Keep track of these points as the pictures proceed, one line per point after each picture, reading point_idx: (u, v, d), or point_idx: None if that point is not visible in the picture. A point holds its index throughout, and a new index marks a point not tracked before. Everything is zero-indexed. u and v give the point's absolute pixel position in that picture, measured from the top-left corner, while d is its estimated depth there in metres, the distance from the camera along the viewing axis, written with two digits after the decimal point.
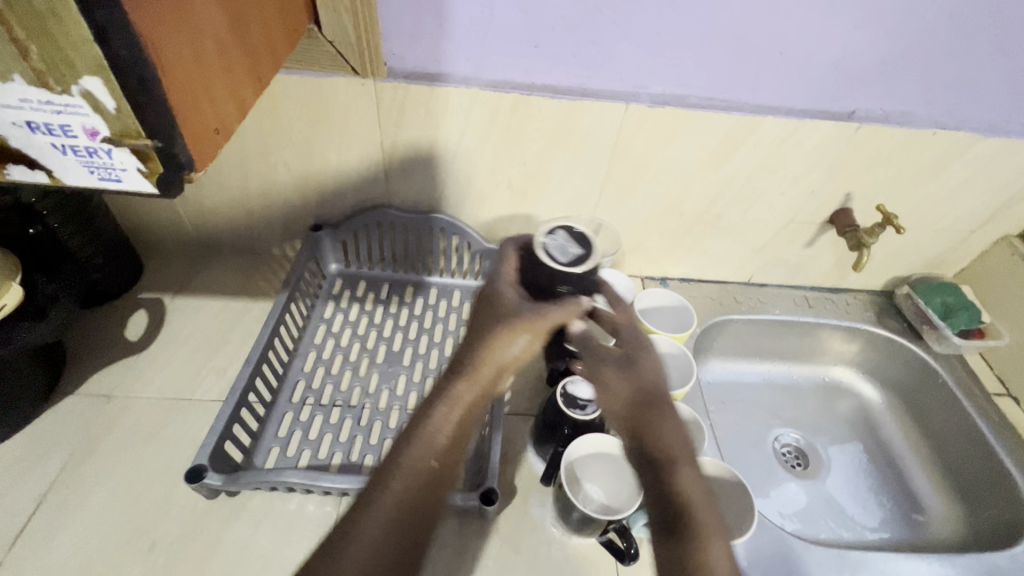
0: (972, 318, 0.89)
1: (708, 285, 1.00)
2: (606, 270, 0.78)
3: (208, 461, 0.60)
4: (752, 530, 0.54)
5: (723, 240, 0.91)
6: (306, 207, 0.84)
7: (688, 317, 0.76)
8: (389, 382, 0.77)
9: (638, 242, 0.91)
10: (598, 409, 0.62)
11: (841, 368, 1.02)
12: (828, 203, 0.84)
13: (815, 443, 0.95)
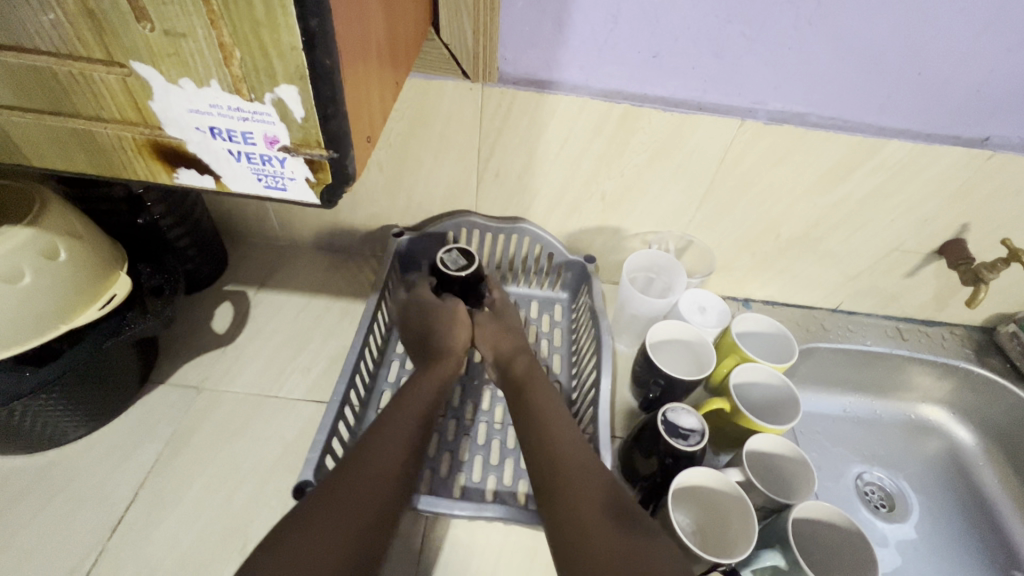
0: None
1: (793, 309, 0.95)
2: (697, 291, 0.77)
3: (311, 476, 0.58)
4: None
5: (818, 265, 0.87)
6: (392, 209, 0.83)
7: (788, 345, 0.72)
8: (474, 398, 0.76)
9: (727, 261, 0.87)
10: (702, 440, 0.59)
11: (927, 407, 0.96)
12: (941, 233, 0.79)
13: (902, 485, 0.89)
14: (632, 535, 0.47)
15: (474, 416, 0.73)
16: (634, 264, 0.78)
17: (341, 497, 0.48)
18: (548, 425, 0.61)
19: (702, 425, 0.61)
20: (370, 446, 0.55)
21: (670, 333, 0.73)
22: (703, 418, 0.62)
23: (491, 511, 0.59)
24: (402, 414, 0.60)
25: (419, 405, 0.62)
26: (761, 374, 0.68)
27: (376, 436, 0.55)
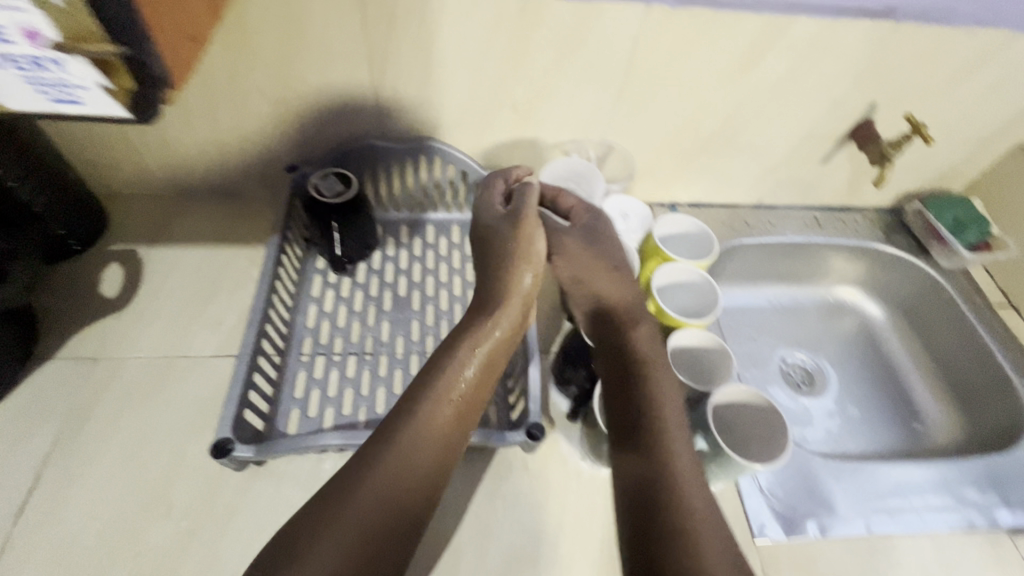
0: (982, 231, 0.89)
1: (718, 208, 0.95)
2: (618, 198, 0.76)
3: (231, 433, 0.54)
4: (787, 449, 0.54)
5: (738, 160, 0.86)
6: (287, 141, 0.76)
7: (707, 241, 0.73)
8: (403, 329, 0.72)
9: (649, 165, 0.86)
10: None
11: (843, 288, 1.02)
12: (850, 115, 0.79)
13: (821, 363, 0.96)
14: (704, 524, 0.43)
15: (402, 349, 0.70)
16: (552, 179, 0.75)
17: (341, 535, 0.41)
18: (654, 401, 0.52)
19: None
20: (392, 459, 0.45)
21: None
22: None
23: None
24: (435, 404, 0.49)
25: (455, 392, 0.51)
26: (681, 271, 0.69)
27: (402, 450, 0.46)
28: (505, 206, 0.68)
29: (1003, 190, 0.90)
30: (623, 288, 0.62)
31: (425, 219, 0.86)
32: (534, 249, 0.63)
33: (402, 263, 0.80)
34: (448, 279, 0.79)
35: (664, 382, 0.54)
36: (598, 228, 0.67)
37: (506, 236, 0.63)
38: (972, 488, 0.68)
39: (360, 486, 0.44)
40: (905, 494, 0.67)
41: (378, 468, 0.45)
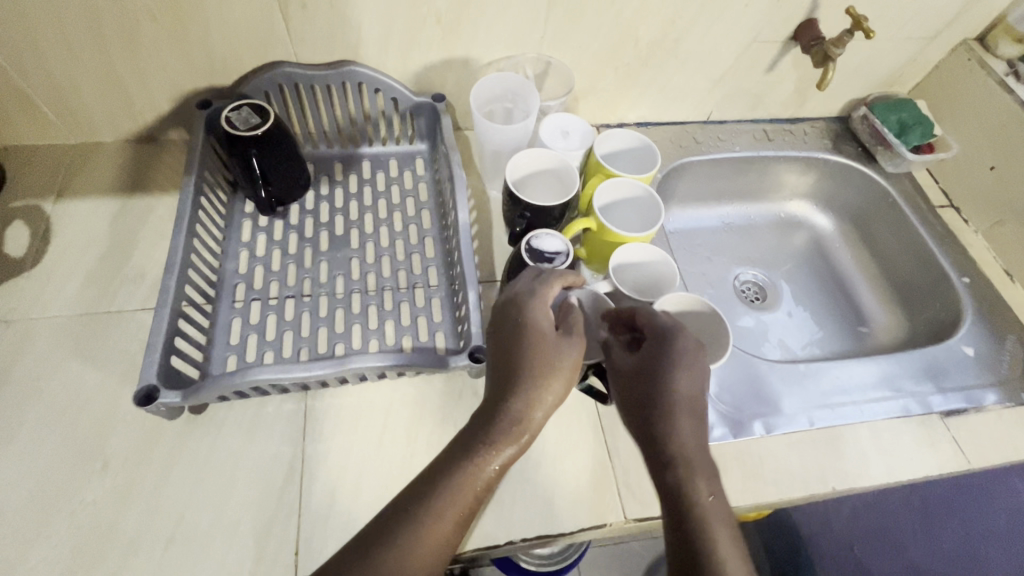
0: (925, 133, 0.88)
1: (668, 127, 0.93)
2: (560, 116, 0.72)
3: (157, 380, 0.51)
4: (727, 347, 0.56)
5: (682, 72, 0.83)
6: (195, 74, 0.69)
7: (649, 155, 0.71)
8: (342, 268, 0.69)
9: (591, 82, 0.82)
10: (565, 260, 0.59)
11: (795, 202, 1.02)
12: (794, 15, 0.76)
13: (773, 279, 0.97)
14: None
15: (343, 289, 0.68)
16: (484, 97, 0.72)
17: None
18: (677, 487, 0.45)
19: (565, 245, 0.60)
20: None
21: (532, 165, 0.69)
22: (565, 237, 0.61)
23: (357, 362, 0.53)
24: (450, 510, 0.45)
25: (464, 500, 0.45)
26: (622, 188, 0.66)
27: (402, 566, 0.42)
28: (561, 329, 0.53)
29: (947, 89, 0.90)
30: (685, 391, 0.49)
31: (359, 154, 0.81)
32: (562, 363, 0.50)
33: (337, 201, 0.76)
34: (388, 215, 0.75)
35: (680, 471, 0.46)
36: (673, 341, 0.51)
37: (546, 339, 0.51)
38: (910, 380, 0.71)
39: None
40: (845, 391, 0.70)
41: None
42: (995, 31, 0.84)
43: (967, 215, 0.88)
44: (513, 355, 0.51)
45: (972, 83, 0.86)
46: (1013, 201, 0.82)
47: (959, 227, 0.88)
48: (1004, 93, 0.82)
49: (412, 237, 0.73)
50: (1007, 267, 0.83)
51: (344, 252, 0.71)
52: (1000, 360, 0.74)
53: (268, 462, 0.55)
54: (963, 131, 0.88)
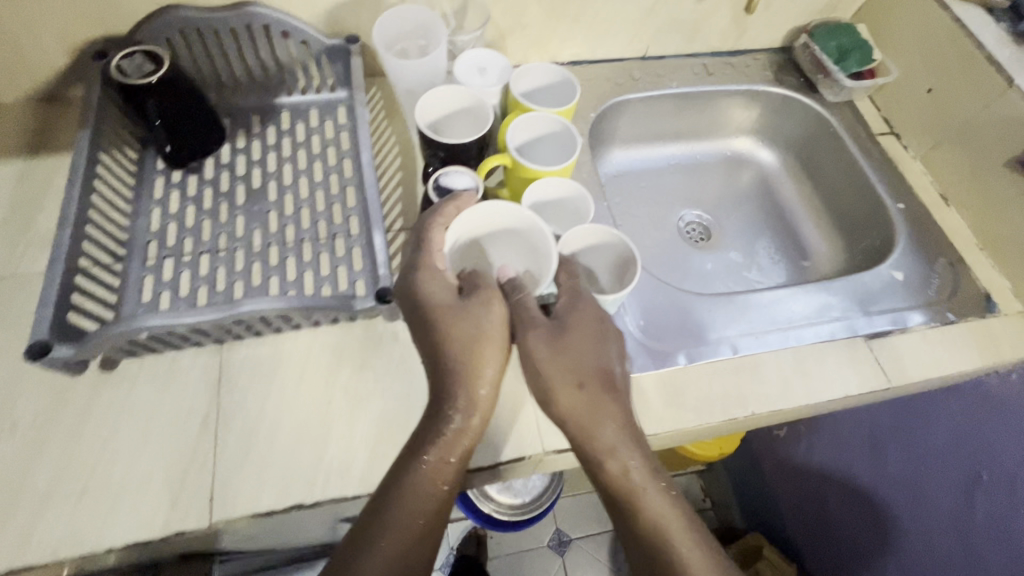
0: (863, 58, 0.87)
1: (604, 65, 0.90)
2: (478, 51, 0.70)
3: (50, 334, 0.51)
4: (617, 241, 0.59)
5: (610, 3, 0.80)
6: (85, 21, 0.65)
7: (570, 91, 0.69)
8: (259, 221, 0.68)
9: (515, 17, 0.78)
10: (472, 197, 0.57)
11: (739, 140, 1.00)
12: None
13: (717, 215, 0.96)
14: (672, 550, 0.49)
15: (260, 242, 0.66)
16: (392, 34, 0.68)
17: None
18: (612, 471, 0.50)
19: (475, 181, 0.59)
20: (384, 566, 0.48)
21: (447, 103, 0.67)
22: (473, 173, 0.59)
23: (250, 305, 0.53)
24: (423, 498, 0.49)
25: (436, 485, 0.50)
26: (535, 128, 0.65)
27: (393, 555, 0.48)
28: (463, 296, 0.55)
29: (886, 10, 0.87)
30: (607, 366, 0.53)
31: (278, 104, 0.77)
32: (490, 331, 0.53)
33: (255, 154, 0.73)
34: (308, 166, 0.73)
35: (615, 459, 0.51)
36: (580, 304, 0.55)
37: (465, 319, 0.53)
38: (837, 309, 0.72)
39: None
40: (771, 321, 0.70)
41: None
42: None
43: (907, 141, 0.87)
44: (432, 351, 0.53)
45: (909, 3, 0.83)
46: (949, 123, 0.80)
47: (899, 154, 0.86)
48: (941, 11, 0.79)
49: (332, 187, 0.71)
50: (943, 192, 0.82)
51: (262, 205, 0.69)
52: (928, 284, 0.75)
53: (182, 413, 0.55)
54: (902, 55, 0.86)
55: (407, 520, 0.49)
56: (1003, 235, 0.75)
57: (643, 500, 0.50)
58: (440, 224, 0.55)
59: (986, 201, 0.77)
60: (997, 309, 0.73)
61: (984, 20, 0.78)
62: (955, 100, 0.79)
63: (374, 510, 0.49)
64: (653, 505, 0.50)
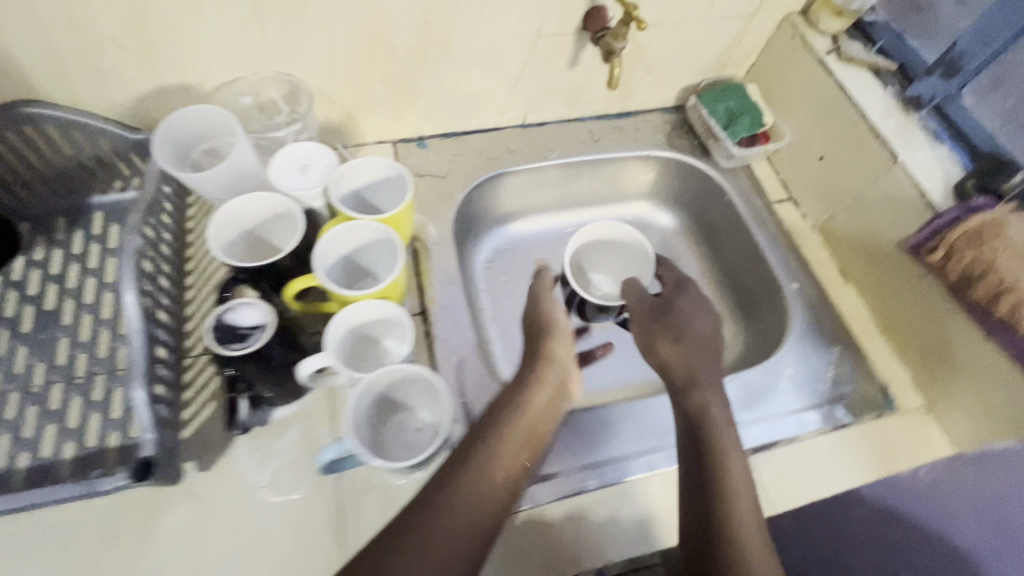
0: (753, 122, 0.80)
1: (480, 135, 0.82)
2: (299, 144, 0.62)
3: None
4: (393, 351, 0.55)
5: (468, 76, 0.72)
6: None
7: (403, 185, 0.62)
8: (43, 354, 0.58)
9: (361, 96, 0.71)
10: (259, 338, 0.49)
11: (636, 204, 0.92)
12: (573, 4, 0.66)
13: None
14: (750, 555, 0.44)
15: (39, 380, 0.57)
16: (187, 137, 0.57)
17: None
18: (728, 451, 0.51)
19: (265, 313, 0.50)
20: (439, 533, 0.43)
21: (257, 214, 0.58)
22: (264, 301, 0.51)
23: None
24: (485, 466, 0.48)
25: (488, 469, 0.47)
26: (362, 238, 0.59)
27: (454, 520, 0.44)
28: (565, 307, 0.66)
29: (777, 70, 0.81)
30: (707, 334, 0.61)
31: (89, 204, 0.68)
32: (556, 356, 0.58)
33: (54, 266, 0.64)
34: (115, 279, 0.64)
35: (729, 440, 0.52)
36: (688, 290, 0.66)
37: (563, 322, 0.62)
38: None
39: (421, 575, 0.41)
40: (663, 433, 0.63)
41: (432, 545, 0.42)
42: (815, 4, 0.75)
43: (805, 209, 0.81)
44: (529, 348, 0.60)
45: (797, 64, 0.78)
46: (841, 194, 0.74)
47: (795, 223, 0.80)
48: (826, 75, 0.74)
49: None
50: (841, 266, 0.76)
51: (51, 332, 0.60)
52: (821, 379, 0.68)
53: None
54: (793, 118, 0.80)
55: (447, 528, 0.44)
56: (898, 319, 0.68)
57: (740, 473, 0.49)
58: (550, 275, 0.69)
59: (880, 281, 0.70)
60: (894, 405, 0.67)
61: (873, 85, 0.72)
62: (845, 171, 0.73)
63: (413, 513, 0.44)
64: (732, 467, 0.49)
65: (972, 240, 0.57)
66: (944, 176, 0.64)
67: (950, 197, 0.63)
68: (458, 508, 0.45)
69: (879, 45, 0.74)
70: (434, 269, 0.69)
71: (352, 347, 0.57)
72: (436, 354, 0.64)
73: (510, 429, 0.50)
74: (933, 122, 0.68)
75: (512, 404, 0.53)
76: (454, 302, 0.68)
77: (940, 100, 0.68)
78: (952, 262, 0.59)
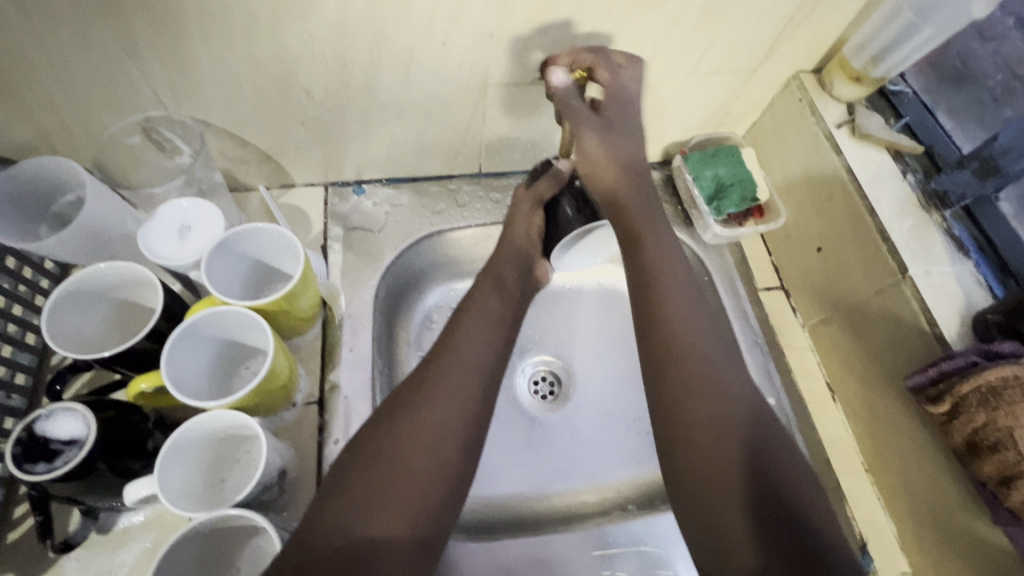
0: (744, 196, 0.68)
1: (427, 183, 0.72)
2: (179, 202, 0.52)
3: None
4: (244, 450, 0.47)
5: (405, 122, 0.62)
6: None
7: (296, 253, 0.53)
8: None
9: (278, 139, 0.61)
10: (70, 460, 0.41)
11: None
12: (526, 52, 0.55)
13: (571, 363, 0.76)
14: (708, 413, 0.46)
15: None
16: (40, 188, 0.50)
17: (425, 432, 0.47)
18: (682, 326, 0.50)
19: (84, 421, 0.42)
20: (433, 386, 0.49)
21: (126, 281, 0.49)
22: (86, 405, 0.43)
23: None
24: (476, 335, 0.54)
25: (492, 316, 0.56)
26: (232, 325, 0.49)
27: (445, 380, 0.50)
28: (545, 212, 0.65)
29: (779, 136, 0.68)
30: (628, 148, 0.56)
31: None
32: (535, 221, 0.64)
33: None
34: None
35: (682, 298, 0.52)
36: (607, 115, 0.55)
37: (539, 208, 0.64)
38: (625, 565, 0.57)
39: (428, 401, 0.48)
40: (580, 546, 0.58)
41: (442, 378, 0.50)
42: (831, 64, 0.62)
43: (796, 302, 0.69)
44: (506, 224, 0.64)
45: (802, 134, 0.65)
46: (839, 297, 0.62)
47: (783, 320, 0.68)
48: (834, 152, 0.61)
49: None
50: (830, 379, 0.64)
51: None
52: None
53: None
54: (795, 195, 0.67)
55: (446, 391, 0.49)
56: (889, 463, 0.56)
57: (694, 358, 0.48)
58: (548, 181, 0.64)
59: (872, 411, 0.58)
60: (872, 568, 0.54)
61: (888, 170, 0.60)
62: (846, 271, 0.61)
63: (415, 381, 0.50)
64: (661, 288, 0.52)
65: (986, 399, 0.46)
66: (963, 302, 0.52)
67: (967, 333, 0.51)
68: (461, 340, 0.53)
69: (905, 122, 0.61)
70: (342, 348, 0.60)
71: (212, 450, 0.48)
72: (325, 457, 0.55)
73: (486, 290, 0.58)
74: (959, 229, 0.56)
75: (487, 278, 0.59)
76: (359, 391, 0.58)
77: (970, 201, 0.55)
78: (959, 422, 0.47)
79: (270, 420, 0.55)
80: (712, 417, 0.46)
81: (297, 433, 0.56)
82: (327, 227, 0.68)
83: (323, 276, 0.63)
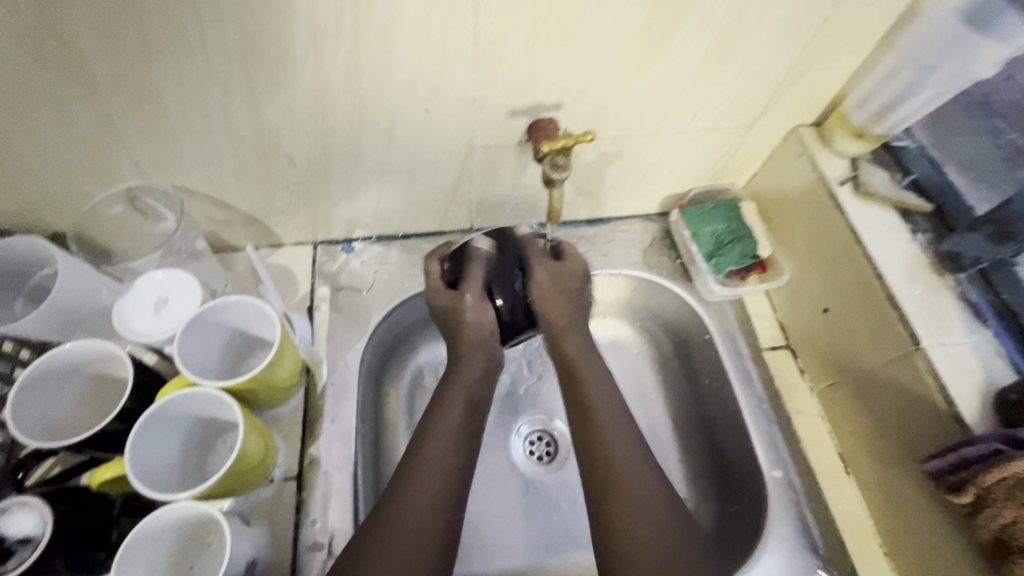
0: (743, 251, 0.66)
1: (416, 240, 0.70)
2: (159, 273, 0.51)
3: None
4: (209, 535, 0.46)
5: (390, 184, 0.61)
6: None
7: (273, 325, 0.51)
8: None
9: (263, 203, 0.60)
10: (31, 556, 0.39)
11: (618, 326, 0.73)
12: (512, 116, 0.53)
13: (568, 423, 0.73)
14: (634, 513, 0.47)
15: None
16: (18, 262, 0.50)
17: (397, 536, 0.45)
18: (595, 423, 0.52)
19: (40, 516, 0.41)
20: (414, 481, 0.49)
21: (95, 357, 0.47)
22: (41, 498, 0.41)
23: None
24: (449, 425, 0.53)
25: (457, 408, 0.55)
26: (207, 404, 0.48)
27: (426, 474, 0.49)
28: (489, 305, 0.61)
29: (781, 191, 0.66)
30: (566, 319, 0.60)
31: None
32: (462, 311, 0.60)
33: None
34: None
35: (602, 392, 0.54)
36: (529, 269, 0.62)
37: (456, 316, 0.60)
38: None
39: (405, 499, 0.47)
40: None
41: (420, 471, 0.49)
42: (830, 118, 0.60)
43: (803, 364, 0.65)
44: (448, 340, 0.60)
45: (802, 188, 0.63)
46: (849, 363, 0.58)
47: (790, 382, 0.64)
48: (836, 211, 0.58)
49: None
50: (842, 449, 0.60)
51: None
52: None
53: None
54: (798, 251, 0.65)
55: (415, 510, 0.47)
56: (910, 549, 0.52)
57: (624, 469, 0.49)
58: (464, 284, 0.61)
59: (887, 490, 0.54)
60: None
61: (896, 231, 0.57)
62: (854, 336, 0.57)
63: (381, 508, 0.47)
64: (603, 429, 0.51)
65: (1014, 493, 0.42)
66: (983, 376, 0.48)
67: (988, 412, 0.47)
68: (436, 432, 0.52)
69: (912, 178, 0.59)
70: (324, 418, 0.57)
71: (169, 557, 0.45)
72: (302, 538, 0.52)
73: (450, 405, 0.54)
74: (974, 292, 0.53)
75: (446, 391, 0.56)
76: (340, 464, 0.55)
77: (986, 265, 0.52)
78: (984, 516, 0.43)
79: (245, 499, 0.52)
80: (646, 523, 0.46)
81: (273, 511, 0.53)
82: (314, 287, 0.66)
83: (307, 340, 0.61)
